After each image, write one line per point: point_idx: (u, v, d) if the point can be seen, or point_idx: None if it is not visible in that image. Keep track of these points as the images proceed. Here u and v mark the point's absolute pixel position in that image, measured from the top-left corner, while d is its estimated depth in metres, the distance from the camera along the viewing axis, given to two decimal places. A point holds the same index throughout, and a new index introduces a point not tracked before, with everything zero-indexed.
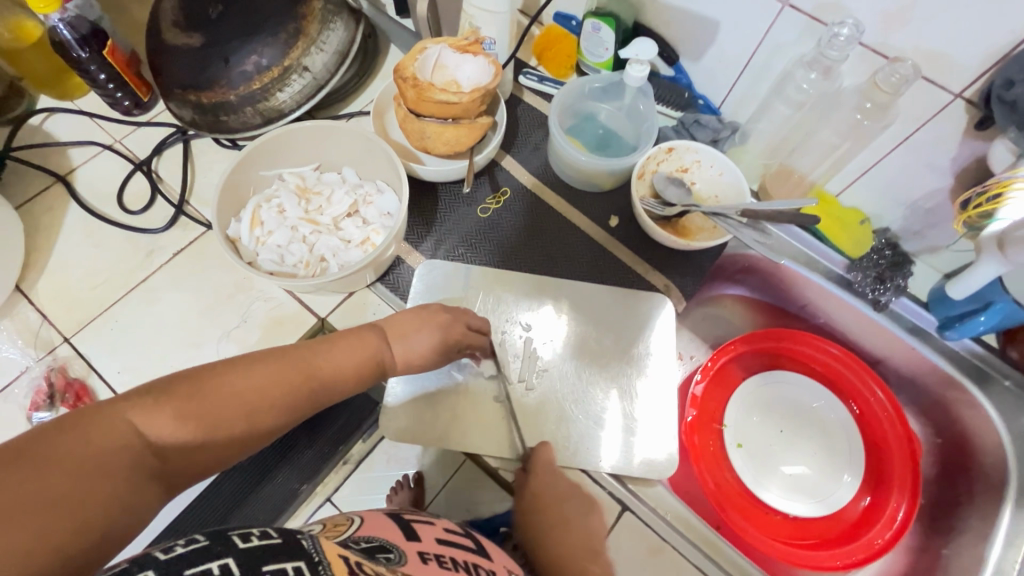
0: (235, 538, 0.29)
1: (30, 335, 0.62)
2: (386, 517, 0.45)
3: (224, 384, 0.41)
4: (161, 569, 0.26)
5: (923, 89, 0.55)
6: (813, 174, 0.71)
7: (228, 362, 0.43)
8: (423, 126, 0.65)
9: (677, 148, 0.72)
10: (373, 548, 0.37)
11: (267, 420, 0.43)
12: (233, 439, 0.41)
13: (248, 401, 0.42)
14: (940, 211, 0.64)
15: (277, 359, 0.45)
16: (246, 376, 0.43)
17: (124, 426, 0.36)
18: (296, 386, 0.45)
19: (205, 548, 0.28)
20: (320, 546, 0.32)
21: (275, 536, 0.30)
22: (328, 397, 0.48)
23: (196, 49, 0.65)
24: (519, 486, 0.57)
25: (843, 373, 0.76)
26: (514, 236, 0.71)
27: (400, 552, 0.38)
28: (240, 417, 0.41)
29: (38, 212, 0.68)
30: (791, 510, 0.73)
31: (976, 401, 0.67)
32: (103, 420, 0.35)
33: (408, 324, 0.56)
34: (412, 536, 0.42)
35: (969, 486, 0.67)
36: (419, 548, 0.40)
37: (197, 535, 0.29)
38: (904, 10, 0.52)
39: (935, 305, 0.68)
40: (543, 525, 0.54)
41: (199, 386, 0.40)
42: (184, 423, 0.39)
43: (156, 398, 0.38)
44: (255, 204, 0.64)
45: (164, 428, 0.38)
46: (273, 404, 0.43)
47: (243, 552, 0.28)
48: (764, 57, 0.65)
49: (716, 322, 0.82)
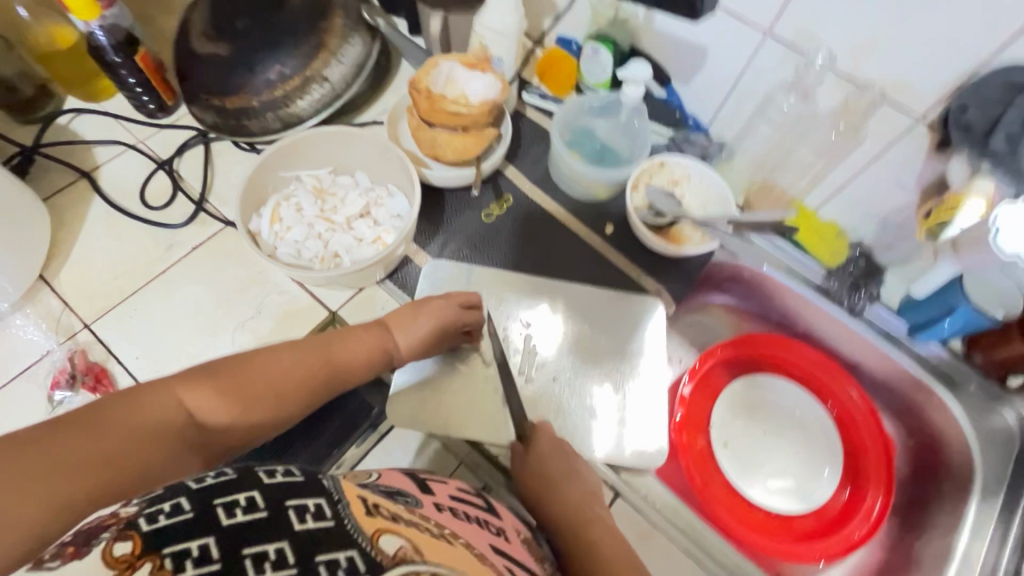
0: (262, 473, 0.33)
1: (52, 321, 0.65)
2: (402, 475, 0.48)
3: (254, 366, 0.45)
4: (193, 497, 0.29)
5: (890, 113, 0.61)
6: (793, 190, 0.77)
7: (257, 348, 0.47)
8: (435, 134, 0.70)
9: (669, 162, 0.78)
10: (393, 492, 0.42)
11: (295, 402, 0.47)
12: (266, 418, 0.45)
13: (276, 383, 0.46)
14: (908, 225, 0.70)
15: (300, 347, 0.49)
16: (274, 360, 0.47)
17: (171, 402, 0.40)
18: (318, 370, 0.49)
19: (233, 481, 0.31)
20: (338, 486, 0.36)
21: (297, 477, 0.34)
22: (346, 382, 0.52)
23: (224, 58, 0.70)
24: (520, 454, 0.59)
25: (821, 375, 0.80)
26: (515, 241, 0.76)
27: (416, 498, 0.43)
28: (271, 397, 0.45)
29: (62, 205, 0.71)
30: (775, 506, 0.77)
31: (943, 402, 0.72)
32: (151, 395, 0.39)
33: (404, 315, 0.59)
34: (427, 489, 0.46)
35: (939, 484, 0.72)
36: (434, 500, 0.44)
37: (226, 470, 0.32)
38: (870, 42, 0.58)
39: (905, 311, 0.73)
40: (550, 482, 0.56)
41: (235, 369, 0.44)
42: (222, 402, 0.42)
43: (196, 377, 0.42)
44: (276, 202, 0.68)
45: (205, 404, 0.41)
46: (299, 386, 0.47)
47: (267, 487, 0.32)
48: (748, 81, 0.71)
49: (703, 328, 0.87)
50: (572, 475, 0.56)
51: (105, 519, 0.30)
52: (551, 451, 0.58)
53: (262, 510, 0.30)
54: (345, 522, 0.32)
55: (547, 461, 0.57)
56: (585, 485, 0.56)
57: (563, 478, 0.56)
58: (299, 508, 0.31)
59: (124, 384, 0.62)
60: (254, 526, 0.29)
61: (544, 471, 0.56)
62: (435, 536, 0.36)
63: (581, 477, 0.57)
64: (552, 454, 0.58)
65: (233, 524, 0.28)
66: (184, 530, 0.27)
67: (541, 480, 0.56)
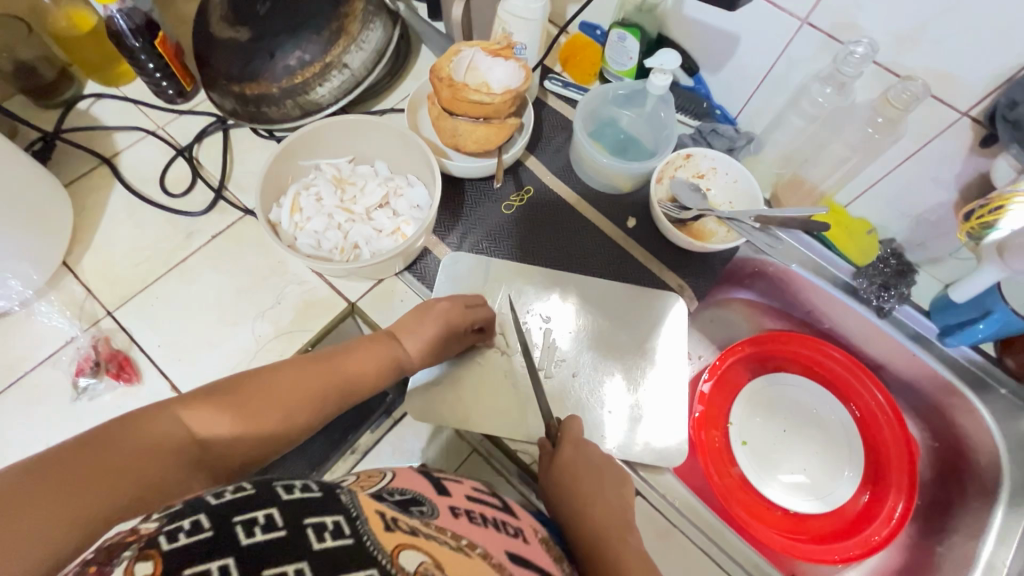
0: (280, 489, 0.33)
1: (75, 308, 0.65)
2: (414, 473, 0.49)
3: (259, 385, 0.47)
4: (213, 513, 0.30)
5: (933, 107, 0.59)
6: (823, 185, 0.74)
7: (263, 366, 0.49)
8: (456, 124, 0.69)
9: (695, 155, 0.75)
10: (407, 501, 0.42)
11: (302, 414, 0.48)
12: (271, 431, 0.46)
13: (280, 398, 0.47)
14: (944, 223, 0.68)
15: (304, 363, 0.51)
16: (279, 376, 0.49)
17: (175, 421, 0.42)
18: (322, 384, 0.50)
19: (252, 497, 0.32)
20: (355, 501, 0.36)
21: (315, 492, 0.34)
22: (354, 394, 0.53)
23: (243, 43, 0.68)
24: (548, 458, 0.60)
25: (845, 376, 0.79)
26: (535, 233, 0.74)
27: (431, 506, 0.43)
28: (275, 411, 0.47)
29: (84, 191, 0.71)
30: (793, 506, 0.76)
31: (973, 407, 0.70)
32: (158, 416, 0.42)
33: (411, 321, 0.60)
34: (443, 492, 0.47)
35: (962, 488, 0.71)
36: (449, 503, 0.45)
37: (244, 484, 0.33)
38: (915, 31, 0.55)
39: (937, 312, 0.71)
40: (580, 497, 0.55)
41: (237, 388, 0.46)
42: (224, 418, 0.44)
43: (200, 398, 0.44)
44: (295, 191, 0.67)
45: (208, 423, 0.43)
46: (304, 401, 0.49)
47: (285, 503, 0.32)
48: (782, 71, 0.68)
49: (723, 324, 0.86)
50: (604, 491, 0.56)
51: (126, 534, 0.29)
52: (583, 465, 0.58)
53: (281, 529, 0.30)
54: (364, 539, 0.32)
55: (575, 467, 0.57)
56: (608, 495, 0.56)
57: (585, 486, 0.56)
58: (317, 526, 0.31)
59: (147, 372, 0.62)
60: (274, 546, 0.29)
61: (574, 487, 0.56)
62: (454, 549, 0.36)
63: (602, 483, 0.57)
64: (574, 457, 0.58)
65: (253, 543, 0.29)
66: (202, 548, 0.27)
67: (570, 485, 0.56)
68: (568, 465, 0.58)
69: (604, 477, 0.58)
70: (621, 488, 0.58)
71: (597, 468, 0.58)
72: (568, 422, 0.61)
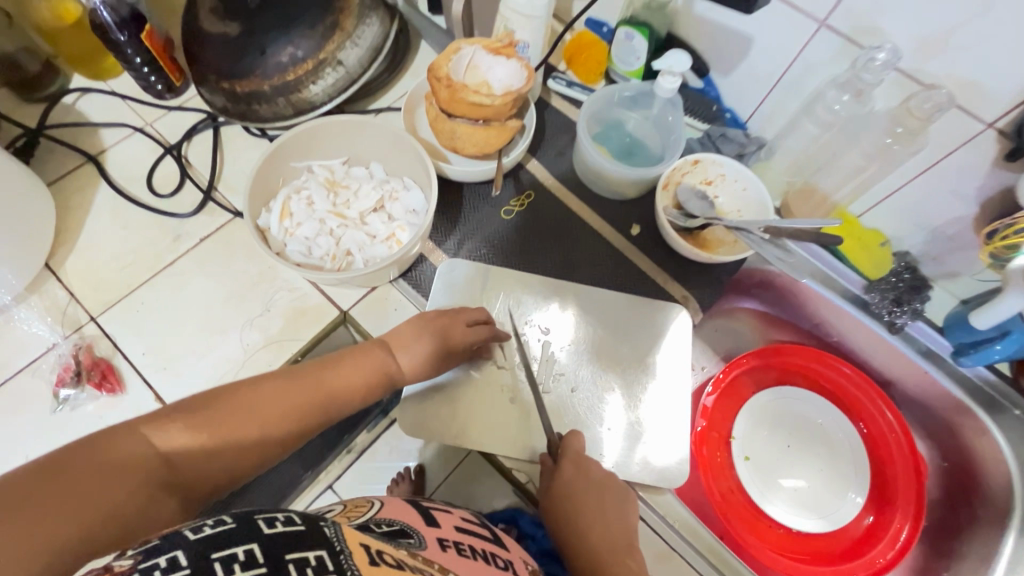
0: (262, 522, 0.30)
1: (57, 314, 0.63)
2: (404, 503, 0.48)
3: (237, 401, 0.46)
4: (190, 550, 0.28)
5: (956, 117, 0.56)
6: (836, 195, 0.71)
7: (243, 381, 0.47)
8: (455, 126, 0.66)
9: (703, 161, 0.72)
10: (395, 533, 0.40)
11: (279, 430, 0.47)
12: (246, 448, 0.45)
13: (259, 416, 0.46)
14: (962, 238, 0.65)
15: (283, 375, 0.49)
16: (259, 392, 0.47)
17: (140, 440, 0.40)
18: (304, 399, 0.49)
19: (232, 532, 0.29)
20: (340, 535, 0.33)
21: (299, 524, 0.32)
22: (339, 411, 0.51)
23: (234, 38, 0.65)
24: (548, 474, 0.58)
25: (854, 393, 0.76)
26: (535, 239, 0.72)
27: (419, 538, 0.41)
28: (251, 427, 0.45)
29: (69, 190, 0.69)
30: (796, 524, 0.74)
31: (985, 428, 0.67)
32: (127, 436, 0.40)
33: (408, 333, 0.58)
34: (431, 522, 0.46)
35: (971, 512, 0.68)
36: (438, 535, 0.43)
37: (225, 516, 0.30)
38: (941, 38, 0.52)
39: (950, 330, 0.68)
40: (580, 520, 0.54)
41: (210, 403, 0.45)
42: (194, 435, 0.42)
43: (168, 416, 0.43)
44: (286, 195, 0.64)
45: (178, 441, 0.42)
46: (284, 419, 0.47)
47: (267, 538, 0.30)
48: (796, 75, 0.65)
49: (728, 334, 0.83)
50: (607, 517, 0.54)
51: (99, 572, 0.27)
52: (582, 487, 0.55)
53: (260, 567, 0.28)
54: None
55: (575, 488, 0.55)
56: (609, 519, 0.54)
57: (586, 505, 0.54)
58: (299, 562, 0.29)
59: (131, 381, 0.60)
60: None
61: (575, 511, 0.54)
62: None
63: (603, 507, 0.55)
64: (579, 476, 0.56)
65: None
66: None
67: (571, 508, 0.54)
68: (564, 490, 0.55)
69: (605, 502, 0.55)
70: (623, 508, 0.56)
71: (596, 489, 0.56)
72: (569, 439, 0.58)
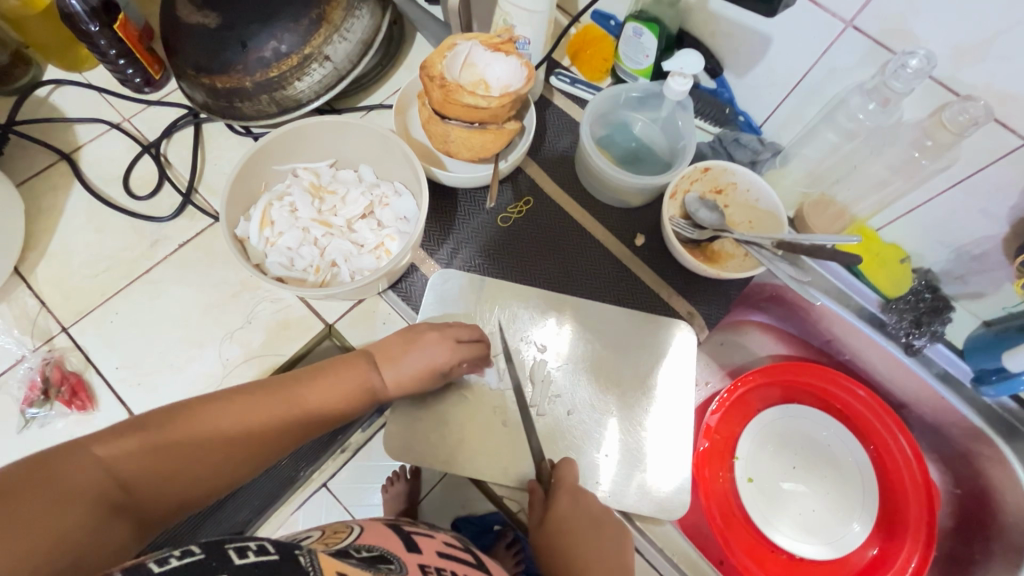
0: (233, 552, 0.28)
1: (27, 324, 0.60)
2: (386, 527, 0.45)
3: (202, 418, 0.42)
4: None
5: (993, 132, 0.51)
6: (856, 208, 0.66)
7: (209, 395, 0.44)
8: (449, 129, 0.61)
9: (714, 168, 0.66)
10: (374, 559, 0.37)
11: (247, 451, 0.43)
12: (210, 470, 0.41)
13: (226, 434, 0.42)
14: (990, 258, 0.61)
15: (255, 391, 0.46)
16: (226, 409, 0.43)
17: (89, 462, 0.36)
18: (277, 417, 0.45)
19: (200, 563, 0.27)
20: (317, 563, 0.30)
21: (273, 554, 0.29)
22: (314, 428, 0.48)
23: (212, 31, 0.60)
24: (540, 503, 0.56)
25: (866, 415, 0.73)
26: (534, 248, 0.68)
27: (400, 563, 0.38)
28: (217, 447, 0.42)
29: (40, 191, 0.65)
30: (800, 551, 0.71)
31: (1004, 457, 0.64)
32: (72, 457, 0.36)
33: (397, 346, 0.54)
34: (412, 548, 0.42)
35: (987, 544, 0.65)
36: (420, 561, 0.40)
37: (193, 546, 0.28)
38: (980, 46, 0.47)
39: (971, 355, 0.65)
40: (577, 557, 0.51)
41: (171, 420, 0.41)
42: (150, 456, 0.39)
43: (123, 432, 0.39)
44: (267, 202, 0.61)
45: (133, 461, 0.38)
46: (254, 437, 0.44)
47: (238, 569, 0.27)
48: (818, 79, 0.60)
49: (735, 349, 0.79)
50: (603, 555, 0.52)
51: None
52: (578, 518, 0.53)
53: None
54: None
55: (566, 520, 0.53)
56: (604, 557, 0.52)
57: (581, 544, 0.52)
58: None
59: (103, 398, 0.57)
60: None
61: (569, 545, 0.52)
62: None
63: (599, 542, 0.53)
64: (570, 507, 0.54)
65: None
66: None
67: (564, 545, 0.52)
68: (560, 519, 0.53)
69: (603, 539, 0.53)
70: (620, 544, 0.54)
71: (595, 523, 0.54)
72: (563, 468, 0.57)
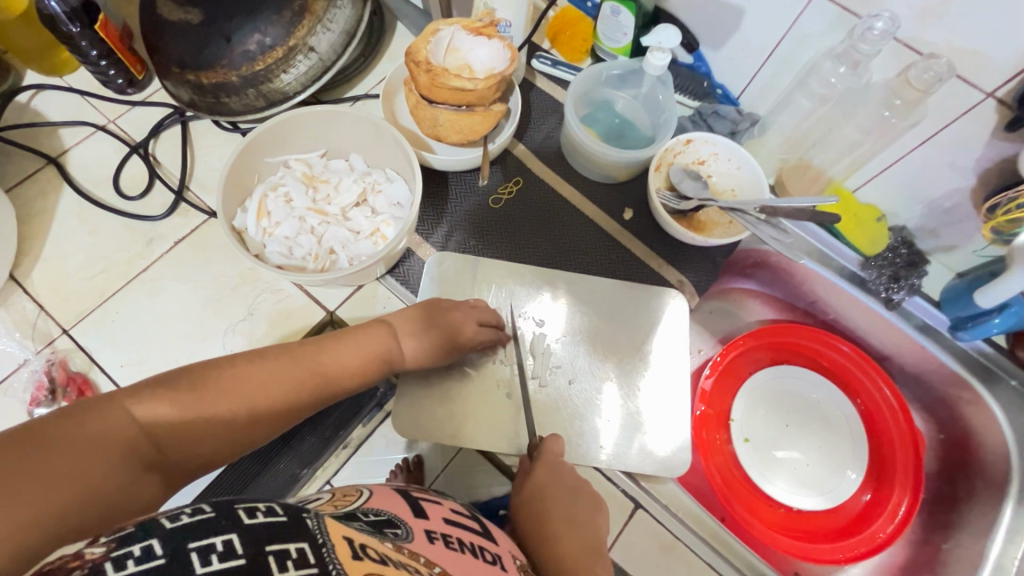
0: (242, 512, 0.27)
1: (27, 328, 0.60)
2: (393, 492, 0.45)
3: (229, 381, 0.42)
4: (166, 537, 0.24)
5: (956, 88, 0.54)
6: (831, 171, 0.70)
7: (232, 357, 0.44)
8: (436, 113, 0.62)
9: (695, 140, 0.69)
10: (380, 522, 0.37)
11: (270, 414, 0.44)
12: (233, 431, 0.42)
13: (251, 396, 0.43)
14: (959, 211, 0.64)
15: (277, 355, 0.46)
16: (249, 372, 0.44)
17: (123, 416, 0.36)
18: (298, 382, 0.46)
19: (210, 521, 0.26)
20: (324, 526, 0.30)
21: (281, 515, 0.28)
22: (332, 394, 0.49)
23: (195, 26, 0.61)
24: (524, 471, 0.57)
25: (853, 372, 0.76)
26: (526, 227, 0.70)
27: (406, 528, 0.39)
28: (241, 410, 0.42)
29: (30, 195, 0.65)
30: (797, 503, 0.74)
31: (982, 400, 0.67)
32: (106, 410, 0.36)
33: (412, 319, 0.56)
34: (420, 514, 0.43)
35: (969, 483, 0.68)
36: (426, 526, 0.41)
37: (205, 504, 0.27)
38: (941, 4, 0.50)
39: (947, 305, 0.68)
40: (552, 522, 0.53)
41: (198, 380, 0.41)
42: (179, 412, 0.39)
43: (156, 389, 0.39)
44: (262, 193, 0.62)
45: (162, 417, 0.38)
46: (276, 401, 0.45)
47: (247, 528, 0.26)
48: (790, 47, 0.62)
49: (724, 316, 0.82)
50: (578, 518, 0.54)
51: (68, 559, 0.23)
52: (556, 487, 0.55)
53: (239, 559, 0.25)
54: (330, 568, 0.27)
55: (545, 487, 0.55)
56: (581, 520, 0.54)
57: (555, 500, 0.54)
58: (280, 554, 0.26)
59: None
60: None
61: (547, 510, 0.54)
62: None
63: (583, 516, 0.55)
64: (551, 475, 0.56)
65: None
66: None
67: (540, 504, 0.54)
68: (542, 484, 0.55)
69: (579, 506, 0.55)
70: (597, 515, 0.55)
71: (574, 495, 0.55)
72: (551, 441, 0.58)
